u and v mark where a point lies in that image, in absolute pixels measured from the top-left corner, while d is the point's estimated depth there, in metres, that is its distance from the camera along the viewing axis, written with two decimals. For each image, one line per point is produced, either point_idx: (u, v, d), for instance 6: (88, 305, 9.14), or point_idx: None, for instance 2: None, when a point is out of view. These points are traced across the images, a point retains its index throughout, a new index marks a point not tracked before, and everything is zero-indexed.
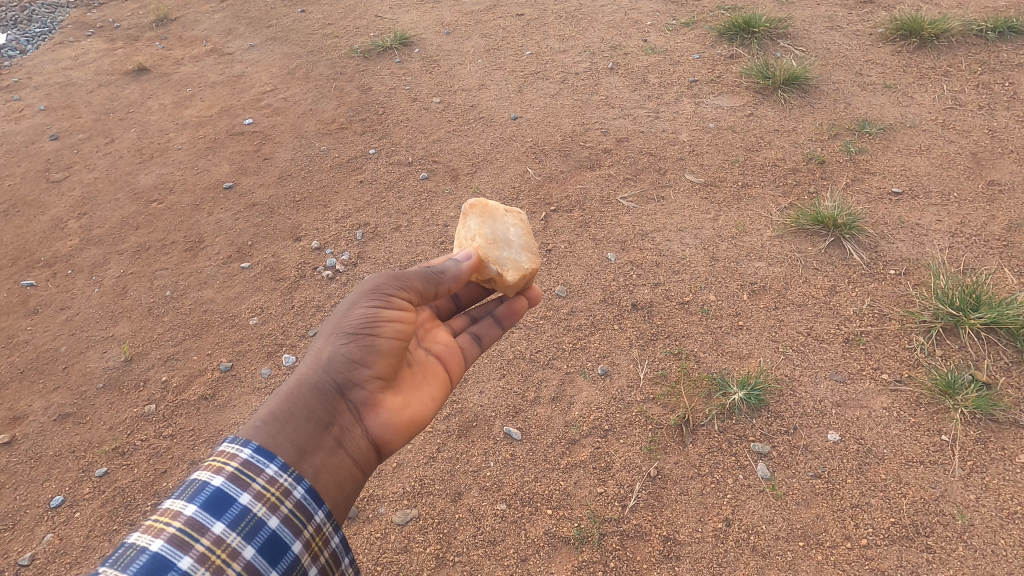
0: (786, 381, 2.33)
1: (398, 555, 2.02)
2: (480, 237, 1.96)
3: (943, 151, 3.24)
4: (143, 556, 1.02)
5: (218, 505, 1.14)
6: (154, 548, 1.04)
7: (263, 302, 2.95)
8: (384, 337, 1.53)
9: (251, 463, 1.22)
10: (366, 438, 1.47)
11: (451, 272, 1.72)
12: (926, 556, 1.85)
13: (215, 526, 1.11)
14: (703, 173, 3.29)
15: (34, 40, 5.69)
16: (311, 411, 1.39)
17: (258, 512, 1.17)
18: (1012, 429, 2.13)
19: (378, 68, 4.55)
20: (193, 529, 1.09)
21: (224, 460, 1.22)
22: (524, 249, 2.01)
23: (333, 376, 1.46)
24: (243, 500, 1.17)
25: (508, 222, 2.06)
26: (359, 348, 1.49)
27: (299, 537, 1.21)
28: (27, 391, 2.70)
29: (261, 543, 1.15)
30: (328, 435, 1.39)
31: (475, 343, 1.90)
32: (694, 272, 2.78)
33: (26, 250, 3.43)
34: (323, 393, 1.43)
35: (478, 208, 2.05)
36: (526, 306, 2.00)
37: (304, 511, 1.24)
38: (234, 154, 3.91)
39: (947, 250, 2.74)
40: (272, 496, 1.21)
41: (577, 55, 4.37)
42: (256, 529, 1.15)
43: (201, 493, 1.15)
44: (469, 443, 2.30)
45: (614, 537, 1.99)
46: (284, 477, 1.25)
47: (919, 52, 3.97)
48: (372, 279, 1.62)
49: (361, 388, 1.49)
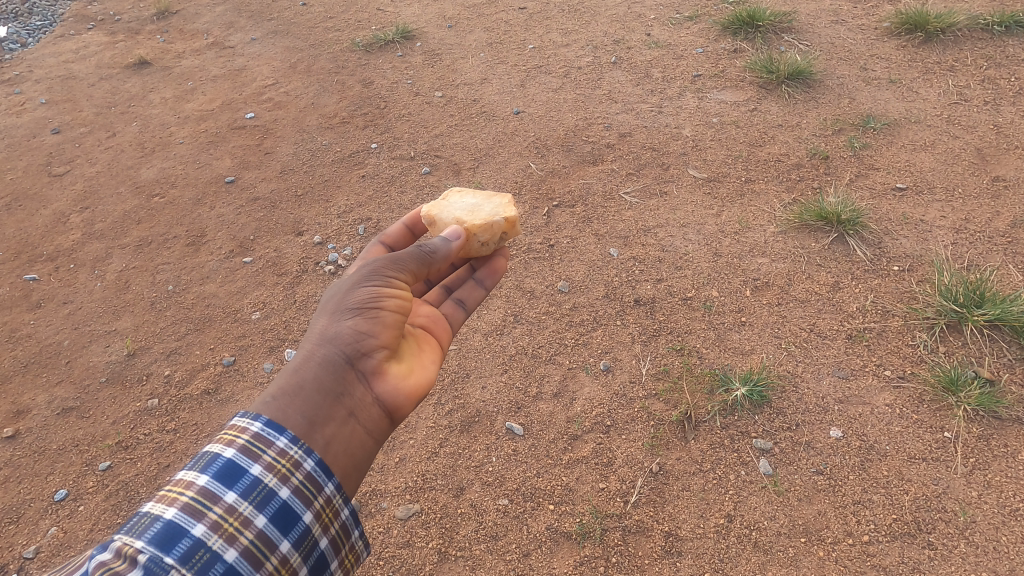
0: (788, 378, 2.32)
1: (400, 550, 2.03)
2: (459, 215, 2.03)
3: (947, 147, 3.23)
4: (157, 523, 1.04)
5: (230, 475, 1.14)
6: (168, 516, 1.06)
7: (265, 297, 2.95)
8: (387, 309, 1.55)
9: (262, 436, 1.22)
10: (377, 405, 1.46)
11: (443, 250, 1.74)
12: (928, 552, 1.86)
13: (227, 496, 1.12)
14: (706, 169, 3.28)
15: (36, 32, 5.67)
16: (319, 383, 1.38)
17: (270, 483, 1.17)
18: (1015, 426, 2.13)
19: (379, 62, 4.53)
20: (207, 498, 1.10)
21: (236, 434, 1.21)
22: (491, 199, 2.14)
23: (340, 348, 1.44)
24: (255, 471, 1.17)
25: (456, 199, 2.15)
26: (365, 322, 1.50)
27: (310, 508, 1.21)
28: (30, 385, 2.70)
29: (273, 513, 1.15)
30: (339, 405, 1.37)
31: (459, 307, 1.95)
32: (696, 268, 2.77)
33: (28, 243, 3.43)
34: (332, 365, 1.42)
35: (434, 209, 2.07)
36: (505, 261, 2.07)
37: (314, 483, 1.23)
38: (236, 148, 3.90)
39: (951, 246, 2.73)
40: (283, 467, 1.20)
41: (579, 49, 4.35)
42: (267, 500, 1.15)
43: (213, 464, 1.15)
44: (470, 438, 2.30)
45: (615, 532, 1.99)
46: (294, 449, 1.24)
47: (925, 47, 3.95)
48: (369, 264, 1.63)
49: (368, 357, 1.48)
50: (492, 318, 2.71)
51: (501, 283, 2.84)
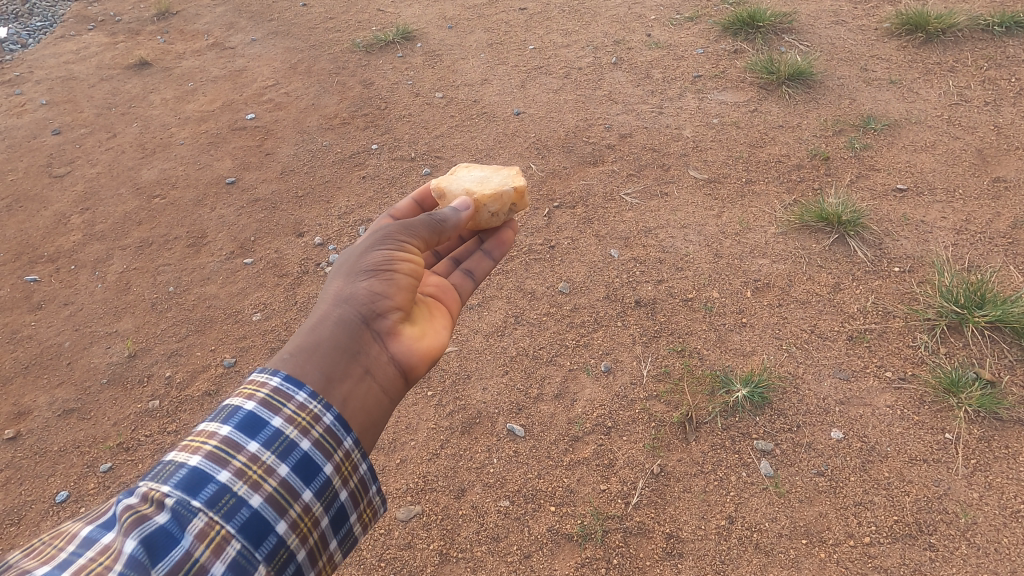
0: (789, 379, 2.32)
1: (402, 552, 2.03)
2: (469, 187, 2.06)
3: (948, 147, 3.23)
4: (182, 469, 1.06)
5: (252, 426, 1.14)
6: (193, 462, 1.07)
7: (266, 298, 2.95)
8: (401, 272, 1.57)
9: (281, 390, 1.21)
10: (392, 365, 1.46)
11: (453, 219, 1.76)
12: (929, 554, 1.86)
13: (250, 445, 1.12)
14: (707, 170, 3.28)
15: (35, 33, 5.66)
16: (336, 340, 1.38)
17: (291, 435, 1.16)
18: (1016, 428, 2.13)
19: (380, 62, 4.53)
20: (230, 447, 1.11)
21: (255, 388, 1.21)
22: (499, 171, 2.20)
23: (356, 308, 1.45)
24: (276, 423, 1.16)
25: (464, 174, 2.19)
26: (379, 283, 1.52)
27: (331, 461, 1.20)
28: (31, 386, 2.71)
29: (295, 463, 1.14)
30: (355, 363, 1.38)
31: (467, 277, 1.96)
32: (697, 268, 2.77)
33: (29, 245, 3.43)
34: (348, 324, 1.43)
35: (443, 181, 2.11)
36: (513, 234, 2.11)
37: (334, 437, 1.22)
38: (237, 149, 3.90)
39: (952, 247, 2.73)
40: (303, 420, 1.20)
41: (580, 49, 4.35)
42: (288, 450, 1.15)
43: (234, 416, 1.15)
44: (472, 439, 2.30)
45: (617, 534, 1.99)
46: (314, 403, 1.23)
47: (925, 47, 3.95)
48: (381, 229, 1.65)
49: (383, 318, 1.49)
50: (493, 319, 2.71)
51: (501, 284, 2.84)
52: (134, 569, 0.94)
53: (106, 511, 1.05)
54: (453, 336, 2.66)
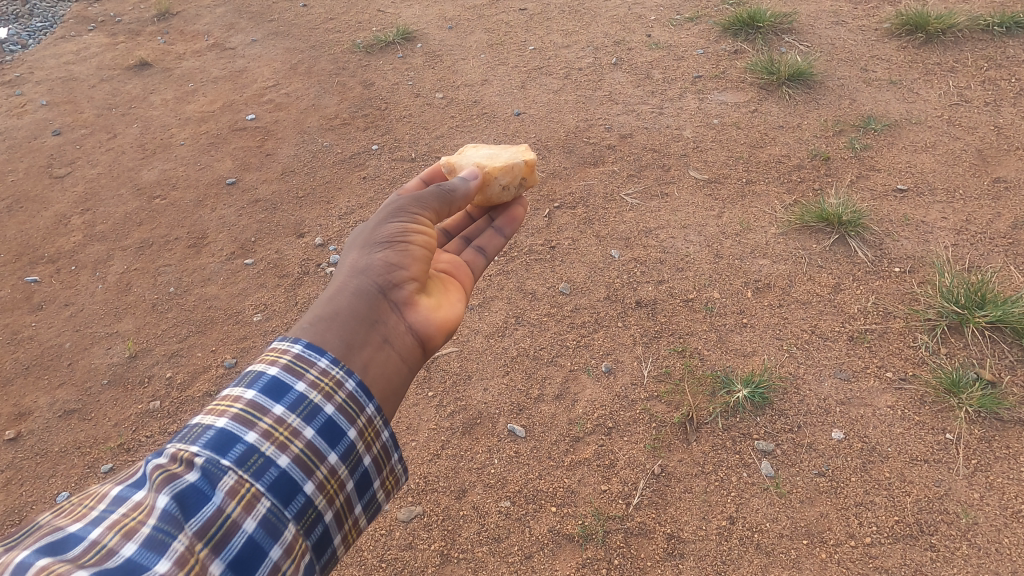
0: (790, 379, 2.32)
1: (403, 552, 2.03)
2: (478, 161, 2.13)
3: (948, 148, 3.23)
4: (210, 431, 1.10)
5: (276, 391, 1.18)
6: (220, 424, 1.11)
7: (266, 299, 2.95)
8: (414, 243, 1.62)
9: (303, 357, 1.25)
10: (411, 334, 1.49)
11: (462, 189, 1.82)
12: (930, 554, 1.86)
13: (275, 409, 1.15)
14: (707, 170, 3.28)
15: (35, 34, 5.66)
16: (354, 310, 1.42)
17: (314, 399, 1.20)
18: (1016, 428, 2.13)
19: (380, 63, 4.53)
20: (255, 410, 1.14)
21: (278, 355, 1.25)
22: (507, 148, 2.26)
23: (372, 278, 1.50)
24: (299, 388, 1.20)
25: (473, 152, 2.26)
26: (394, 254, 1.57)
27: (354, 426, 1.23)
28: (32, 387, 2.71)
29: (320, 426, 1.18)
30: (374, 331, 1.41)
31: (480, 254, 2.00)
32: (698, 269, 2.77)
33: (29, 246, 3.43)
34: (366, 294, 1.46)
35: (453, 159, 2.18)
36: (523, 209, 2.14)
37: (356, 403, 1.25)
38: (237, 149, 3.90)
39: (953, 248, 2.73)
40: (326, 385, 1.23)
41: (580, 50, 4.35)
42: (313, 414, 1.18)
43: (258, 381, 1.19)
44: (472, 440, 2.30)
45: (617, 534, 1.99)
46: (335, 369, 1.26)
47: (925, 48, 3.95)
48: (393, 204, 1.72)
49: (400, 289, 1.53)
50: (493, 320, 2.71)
51: (502, 285, 2.84)
52: (168, 523, 0.99)
53: (136, 473, 1.09)
54: (454, 336, 2.66)
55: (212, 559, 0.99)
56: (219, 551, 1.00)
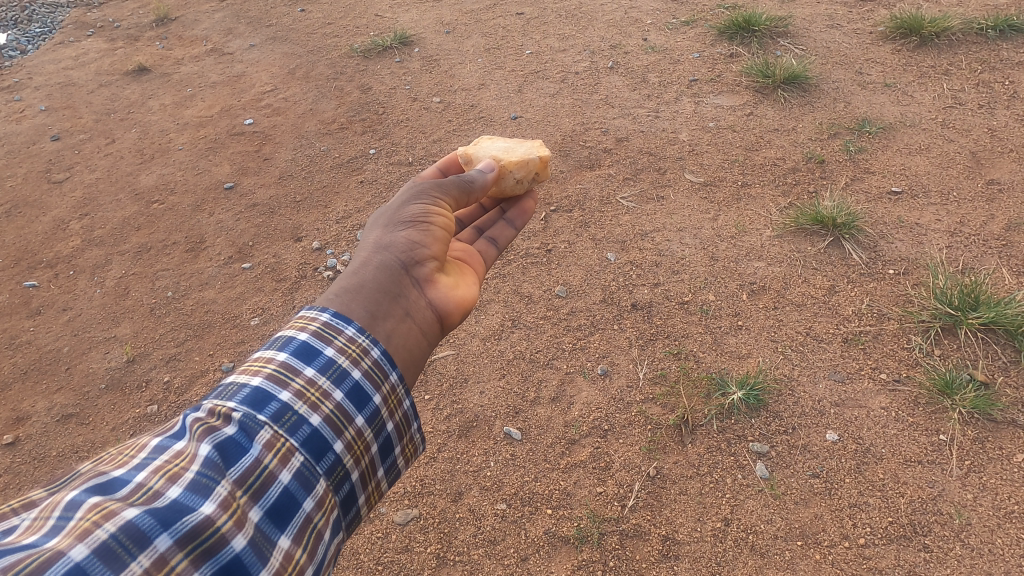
0: (785, 381, 2.33)
1: (399, 555, 2.04)
2: (495, 154, 2.21)
3: (942, 151, 3.25)
4: (246, 389, 1.13)
5: (306, 354, 1.21)
6: (255, 382, 1.14)
7: (264, 303, 2.96)
8: (436, 223, 1.68)
9: (331, 324, 1.28)
10: (430, 310, 1.54)
11: (481, 180, 1.89)
12: (924, 555, 1.87)
13: (307, 370, 1.18)
14: (703, 174, 3.29)
15: (34, 40, 5.69)
16: (378, 282, 1.46)
17: (343, 364, 1.23)
18: (1010, 429, 2.14)
19: (378, 68, 4.55)
20: (288, 370, 1.17)
21: (306, 322, 1.28)
22: (521, 143, 2.34)
23: (396, 255, 1.55)
24: (328, 353, 1.23)
25: (489, 143, 2.33)
26: (417, 233, 1.62)
27: (379, 392, 1.26)
28: (30, 391, 2.72)
29: (348, 389, 1.21)
30: (396, 305, 1.45)
31: (492, 244, 2.05)
32: (693, 272, 2.79)
33: (28, 251, 3.44)
34: (389, 269, 1.51)
35: (469, 150, 2.24)
36: (532, 203, 2.21)
37: (381, 370, 1.28)
38: (235, 154, 3.92)
39: (947, 250, 2.74)
40: (353, 352, 1.26)
41: (577, 54, 4.38)
42: (341, 378, 1.21)
43: (289, 344, 1.22)
44: (469, 443, 2.31)
45: (613, 536, 2.00)
46: (362, 338, 1.30)
47: (919, 51, 3.97)
48: (417, 187, 1.78)
49: (421, 266, 1.58)
50: (490, 323, 2.72)
51: (499, 288, 2.86)
52: (211, 469, 0.99)
53: (174, 425, 1.09)
54: (451, 339, 2.67)
55: (253, 506, 1.00)
56: (258, 498, 1.01)
